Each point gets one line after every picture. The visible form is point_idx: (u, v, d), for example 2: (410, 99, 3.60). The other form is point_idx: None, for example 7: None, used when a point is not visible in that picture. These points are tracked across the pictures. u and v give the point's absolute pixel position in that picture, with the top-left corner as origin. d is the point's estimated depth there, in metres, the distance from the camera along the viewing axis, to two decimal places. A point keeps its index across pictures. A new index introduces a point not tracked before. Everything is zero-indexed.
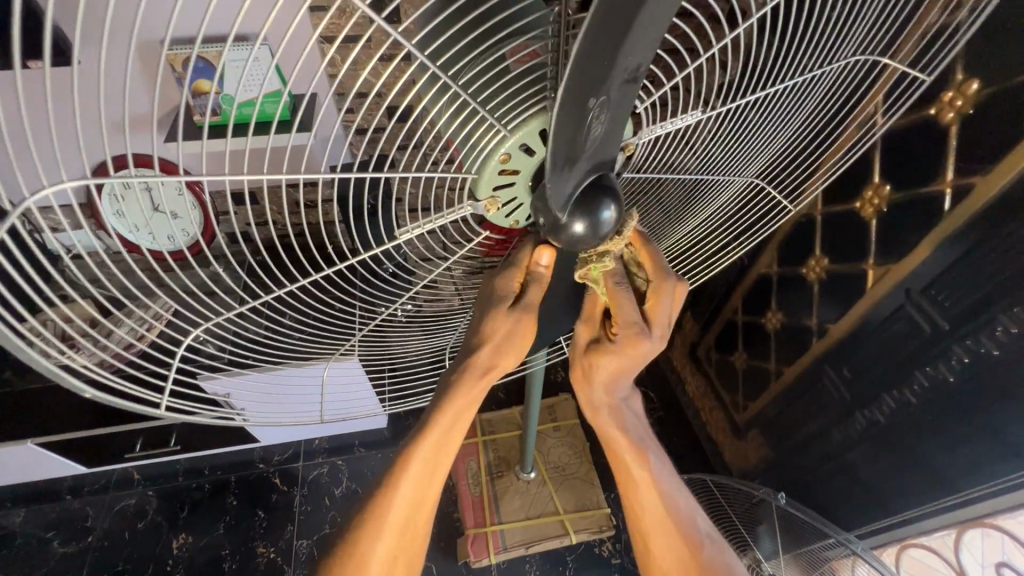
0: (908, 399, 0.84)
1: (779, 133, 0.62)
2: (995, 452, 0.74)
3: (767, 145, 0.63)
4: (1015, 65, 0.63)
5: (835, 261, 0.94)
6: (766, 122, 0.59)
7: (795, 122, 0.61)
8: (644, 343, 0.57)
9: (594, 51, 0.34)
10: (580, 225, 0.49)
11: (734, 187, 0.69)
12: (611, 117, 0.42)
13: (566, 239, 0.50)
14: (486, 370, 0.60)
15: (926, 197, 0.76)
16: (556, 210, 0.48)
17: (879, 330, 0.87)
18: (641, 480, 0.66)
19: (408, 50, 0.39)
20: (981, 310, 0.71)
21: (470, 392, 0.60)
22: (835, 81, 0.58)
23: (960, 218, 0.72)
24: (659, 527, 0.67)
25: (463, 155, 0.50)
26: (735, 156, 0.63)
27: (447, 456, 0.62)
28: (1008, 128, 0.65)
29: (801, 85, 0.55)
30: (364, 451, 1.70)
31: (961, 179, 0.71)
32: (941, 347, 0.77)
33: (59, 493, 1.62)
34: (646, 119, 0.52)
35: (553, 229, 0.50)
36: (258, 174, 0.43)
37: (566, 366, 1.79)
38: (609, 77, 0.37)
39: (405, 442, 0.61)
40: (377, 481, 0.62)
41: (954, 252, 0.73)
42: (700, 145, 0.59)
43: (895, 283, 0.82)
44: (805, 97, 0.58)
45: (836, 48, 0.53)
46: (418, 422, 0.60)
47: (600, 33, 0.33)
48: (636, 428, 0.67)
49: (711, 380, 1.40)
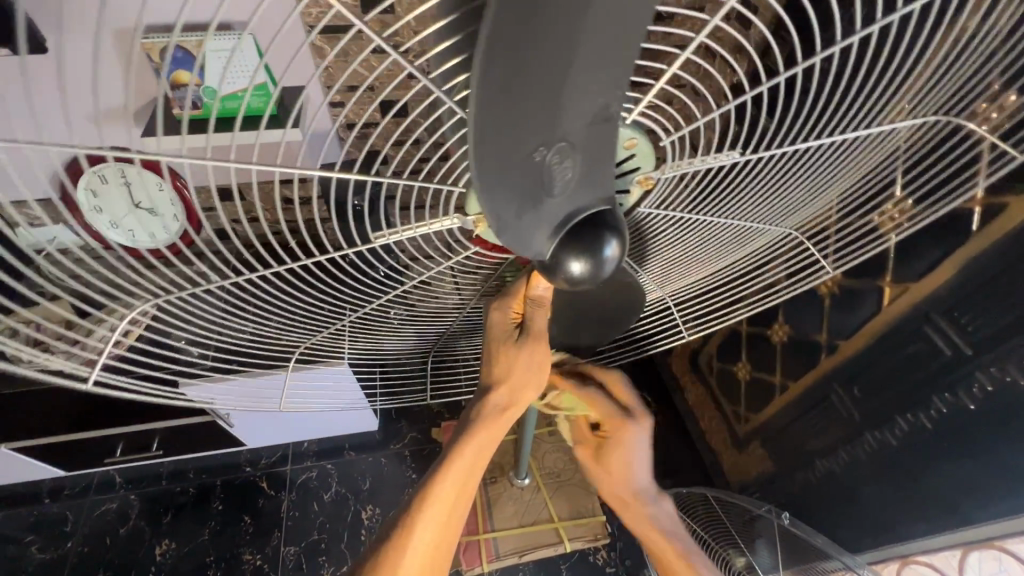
0: (922, 424, 0.81)
1: (822, 191, 0.58)
2: (1013, 484, 0.70)
3: (811, 200, 0.59)
4: None
5: (847, 275, 0.90)
6: (811, 172, 0.54)
7: (844, 177, 0.57)
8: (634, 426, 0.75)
9: (527, 74, 0.30)
10: (578, 265, 0.43)
11: (766, 237, 0.65)
12: (578, 158, 0.37)
13: (564, 280, 0.45)
14: (509, 403, 0.61)
15: (952, 215, 0.72)
16: (547, 247, 0.42)
17: (894, 349, 0.83)
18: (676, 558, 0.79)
19: (395, 61, 0.35)
20: (1007, 337, 0.67)
21: (490, 435, 0.59)
22: (897, 141, 0.53)
23: (988, 238, 0.67)
24: None
25: (459, 162, 0.48)
26: (774, 205, 0.59)
27: (466, 499, 0.60)
28: None
29: (856, 141, 0.51)
30: (354, 454, 1.65)
31: (991, 198, 0.67)
32: (963, 372, 0.73)
33: (37, 497, 1.56)
34: (673, 153, 0.49)
35: (547, 268, 0.44)
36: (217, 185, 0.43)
37: None
38: (553, 118, 0.33)
39: (423, 482, 0.58)
40: (390, 526, 0.59)
41: (982, 273, 0.69)
42: (738, 190, 0.55)
43: (914, 302, 0.78)
44: (858, 155, 0.54)
45: (900, 105, 0.48)
46: (439, 458, 0.60)
47: (513, 80, 0.29)
48: (665, 511, 0.82)
49: (711, 390, 1.37)
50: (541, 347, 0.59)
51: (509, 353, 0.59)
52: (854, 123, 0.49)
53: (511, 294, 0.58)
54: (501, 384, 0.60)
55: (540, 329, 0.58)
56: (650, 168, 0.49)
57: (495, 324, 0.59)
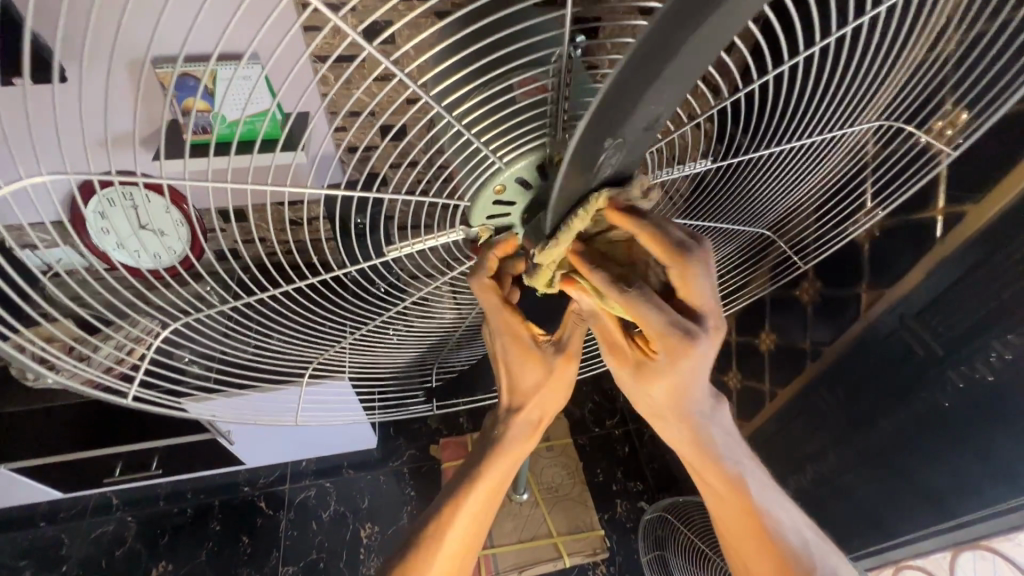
0: (903, 423, 0.84)
1: (790, 190, 0.64)
2: (989, 478, 0.74)
3: (780, 200, 0.66)
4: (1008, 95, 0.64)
5: (828, 284, 0.94)
6: (780, 175, 0.59)
7: (810, 176, 0.62)
8: (698, 347, 0.47)
9: (642, 81, 0.34)
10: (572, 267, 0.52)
11: (744, 234, 0.72)
12: (625, 159, 0.42)
13: (559, 278, 0.53)
14: (540, 417, 0.64)
15: (920, 224, 0.77)
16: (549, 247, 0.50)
17: (874, 354, 0.87)
18: (731, 505, 0.59)
19: (398, 76, 0.41)
20: (975, 337, 0.71)
21: (524, 443, 0.62)
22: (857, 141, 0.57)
23: (953, 245, 0.72)
24: (758, 555, 0.60)
25: (461, 179, 0.52)
26: (748, 207, 0.65)
27: (494, 506, 0.61)
28: (997, 160, 0.66)
29: (820, 142, 0.55)
30: (353, 472, 1.65)
31: (952, 208, 0.72)
32: (937, 371, 0.77)
33: (33, 520, 1.55)
34: (653, 163, 0.55)
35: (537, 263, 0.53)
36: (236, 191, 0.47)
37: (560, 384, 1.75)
38: (630, 123, 0.38)
39: (454, 487, 0.60)
40: (419, 527, 0.60)
41: (948, 278, 0.74)
42: (715, 192, 0.62)
43: (889, 307, 0.83)
44: (817, 157, 0.58)
45: (857, 111, 0.52)
46: (470, 466, 0.61)
47: (631, 79, 0.34)
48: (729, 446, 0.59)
49: None
50: (571, 366, 0.61)
51: (537, 373, 0.61)
52: (814, 129, 0.53)
53: (500, 287, 0.55)
54: (528, 402, 0.62)
55: (572, 345, 0.60)
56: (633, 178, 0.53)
57: (511, 340, 0.58)
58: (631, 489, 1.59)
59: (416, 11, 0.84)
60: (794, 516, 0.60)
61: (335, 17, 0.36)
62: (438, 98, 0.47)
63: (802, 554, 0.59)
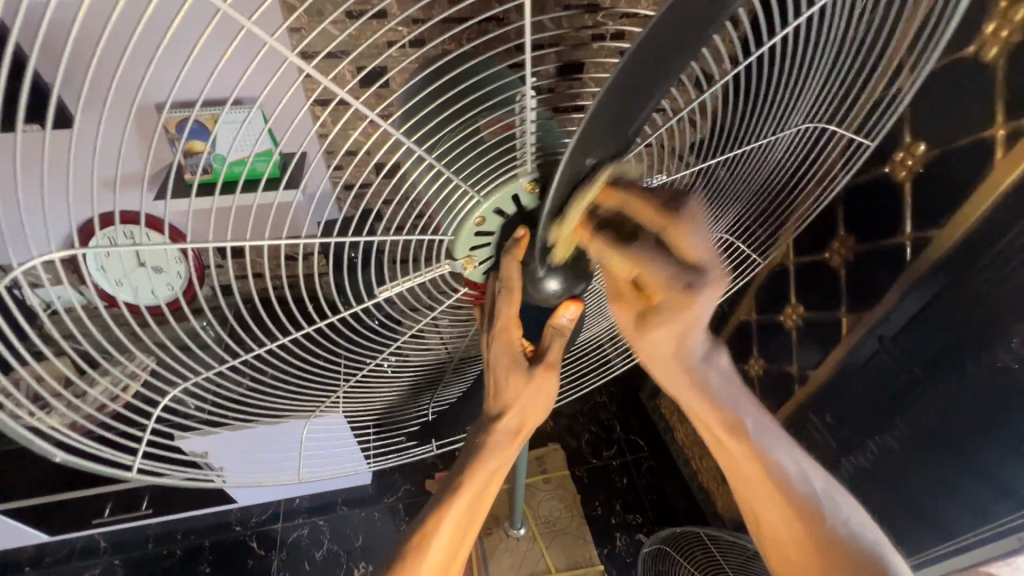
0: (890, 445, 0.86)
1: (738, 196, 0.72)
2: (974, 501, 0.75)
3: (732, 205, 0.73)
4: (958, 129, 0.69)
5: (810, 308, 0.97)
6: (730, 178, 0.68)
7: (755, 179, 0.71)
8: (699, 299, 0.48)
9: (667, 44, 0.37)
10: (554, 282, 0.56)
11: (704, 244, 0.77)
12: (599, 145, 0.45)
13: (542, 293, 0.57)
14: (519, 427, 0.63)
15: (889, 249, 0.80)
16: (540, 265, 0.54)
17: (857, 377, 0.89)
18: (737, 452, 0.61)
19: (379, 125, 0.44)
20: (949, 358, 0.74)
21: (504, 454, 0.62)
22: (788, 146, 0.67)
23: (920, 269, 0.75)
24: (766, 501, 0.62)
25: (441, 217, 0.55)
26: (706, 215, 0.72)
27: (474, 524, 0.62)
28: (953, 189, 0.70)
29: (760, 146, 0.64)
30: (347, 509, 1.63)
31: (917, 233, 0.76)
32: (919, 392, 0.79)
33: (17, 566, 1.51)
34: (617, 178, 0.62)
35: (530, 283, 0.56)
36: (230, 234, 0.50)
37: (556, 414, 1.74)
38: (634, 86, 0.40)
39: (433, 505, 0.61)
40: (401, 545, 0.61)
41: (919, 303, 0.77)
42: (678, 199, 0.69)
43: (868, 331, 0.85)
44: (758, 160, 0.66)
45: (785, 116, 0.61)
46: (448, 482, 0.61)
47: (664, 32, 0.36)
48: (729, 399, 0.61)
49: (700, 428, 1.46)
50: (550, 378, 0.62)
51: (518, 382, 0.61)
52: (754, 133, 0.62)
53: (505, 291, 0.55)
54: (510, 411, 0.62)
55: (554, 355, 0.62)
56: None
57: (501, 351, 0.60)
58: (631, 521, 1.55)
59: (405, 57, 0.88)
60: (800, 457, 0.63)
61: (329, 81, 0.41)
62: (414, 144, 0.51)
63: (809, 494, 0.60)
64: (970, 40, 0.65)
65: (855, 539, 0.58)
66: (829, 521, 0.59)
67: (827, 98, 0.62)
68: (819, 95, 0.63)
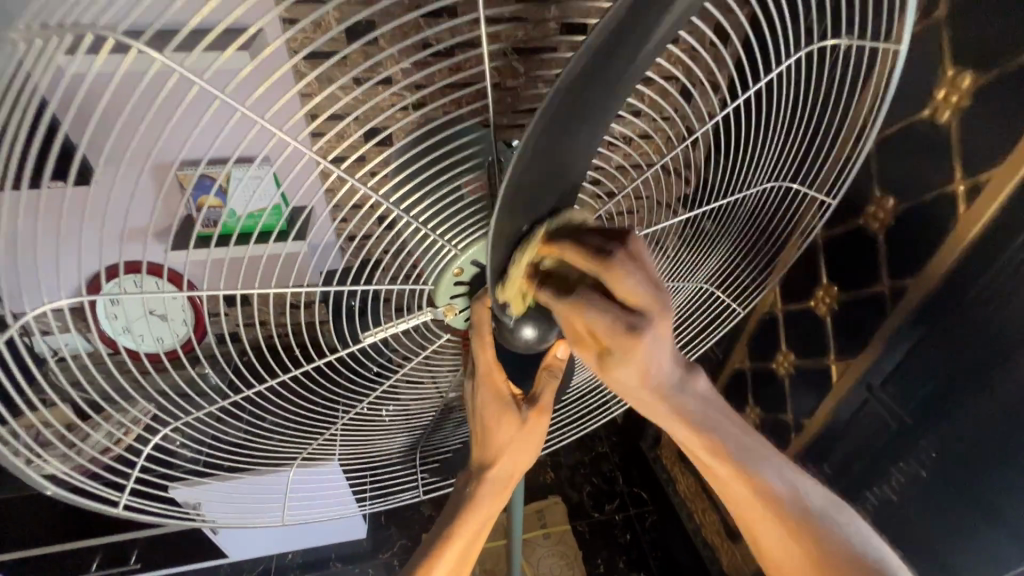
0: (887, 495, 0.84)
1: (713, 247, 0.76)
2: (977, 555, 0.73)
3: (708, 256, 0.76)
4: (923, 185, 0.73)
5: (801, 356, 0.98)
6: (703, 231, 0.72)
7: (726, 235, 0.75)
8: (645, 339, 0.45)
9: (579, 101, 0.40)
10: (529, 329, 0.55)
11: (687, 292, 0.79)
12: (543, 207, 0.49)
13: (519, 342, 0.57)
14: (512, 471, 0.64)
15: (869, 297, 0.82)
16: (508, 315, 0.54)
17: (850, 425, 0.89)
18: (727, 478, 0.54)
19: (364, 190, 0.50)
20: (937, 406, 0.75)
21: (496, 501, 0.63)
22: (754, 202, 0.71)
23: (900, 317, 0.78)
24: (764, 523, 0.55)
25: (424, 266, 0.60)
26: (685, 265, 0.75)
27: (468, 563, 0.63)
28: (922, 240, 0.73)
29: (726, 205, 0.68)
30: (340, 566, 1.57)
31: (894, 282, 0.78)
32: (912, 441, 0.79)
33: None
34: None
35: (506, 333, 0.56)
36: (237, 285, 0.54)
37: (555, 466, 1.70)
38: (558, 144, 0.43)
39: (426, 553, 0.60)
40: None
41: (902, 348, 0.78)
42: (662, 251, 0.72)
43: (856, 379, 0.86)
44: (729, 213, 0.71)
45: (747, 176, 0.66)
46: (441, 528, 0.61)
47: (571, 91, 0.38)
48: (720, 431, 0.54)
49: (702, 479, 1.43)
50: (542, 419, 0.64)
51: (512, 424, 0.62)
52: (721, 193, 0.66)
53: (477, 339, 0.59)
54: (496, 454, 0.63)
55: (545, 399, 0.63)
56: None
57: (487, 395, 0.61)
58: None
59: (407, 119, 0.95)
60: (794, 474, 0.56)
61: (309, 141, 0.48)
62: (397, 200, 0.55)
63: (817, 520, 0.54)
64: (924, 105, 0.72)
65: (856, 554, 0.54)
66: (822, 540, 0.54)
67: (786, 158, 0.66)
68: (782, 155, 0.68)
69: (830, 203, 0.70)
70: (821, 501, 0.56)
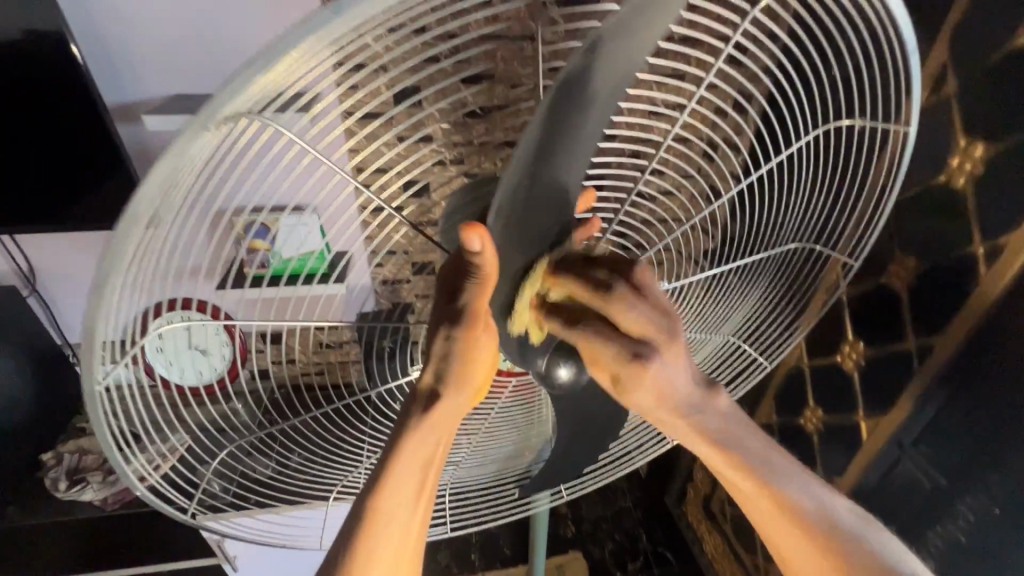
0: (925, 562, 0.81)
1: (739, 302, 0.78)
2: None
3: (735, 310, 0.79)
4: (942, 247, 0.75)
5: (829, 412, 0.98)
6: (728, 288, 0.76)
7: (751, 290, 0.77)
8: (652, 366, 0.51)
9: (552, 139, 0.44)
10: (564, 371, 0.59)
11: (712, 344, 0.81)
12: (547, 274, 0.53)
13: (555, 385, 0.60)
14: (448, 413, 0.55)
15: (896, 354, 0.83)
16: (541, 359, 0.58)
17: (882, 486, 0.87)
18: (765, 503, 0.55)
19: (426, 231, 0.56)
20: (972, 468, 0.74)
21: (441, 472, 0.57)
22: (780, 259, 0.76)
23: (929, 375, 0.78)
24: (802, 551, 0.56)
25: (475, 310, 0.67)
26: (709, 318, 0.78)
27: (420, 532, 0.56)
28: (945, 299, 0.75)
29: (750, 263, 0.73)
30: None
31: (921, 340, 0.79)
32: (948, 504, 0.77)
33: None
34: None
35: (544, 378, 0.60)
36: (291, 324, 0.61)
37: (576, 518, 1.66)
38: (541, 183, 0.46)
39: (359, 509, 0.53)
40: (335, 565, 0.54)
41: (935, 407, 0.78)
42: (690, 304, 0.76)
43: (887, 436, 0.85)
44: (756, 271, 0.75)
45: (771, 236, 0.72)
46: (370, 483, 0.54)
47: (544, 129, 0.43)
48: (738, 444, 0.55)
49: (730, 539, 1.38)
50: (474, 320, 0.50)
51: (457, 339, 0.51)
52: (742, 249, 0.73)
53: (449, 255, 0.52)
54: (410, 439, 0.53)
55: (475, 296, 0.48)
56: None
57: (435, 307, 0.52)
58: None
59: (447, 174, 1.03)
60: (832, 501, 0.57)
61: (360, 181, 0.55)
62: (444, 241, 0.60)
63: (845, 538, 0.55)
64: (940, 172, 0.75)
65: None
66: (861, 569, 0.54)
67: (807, 220, 0.72)
68: (805, 218, 0.74)
69: (853, 262, 0.75)
70: (848, 516, 0.56)
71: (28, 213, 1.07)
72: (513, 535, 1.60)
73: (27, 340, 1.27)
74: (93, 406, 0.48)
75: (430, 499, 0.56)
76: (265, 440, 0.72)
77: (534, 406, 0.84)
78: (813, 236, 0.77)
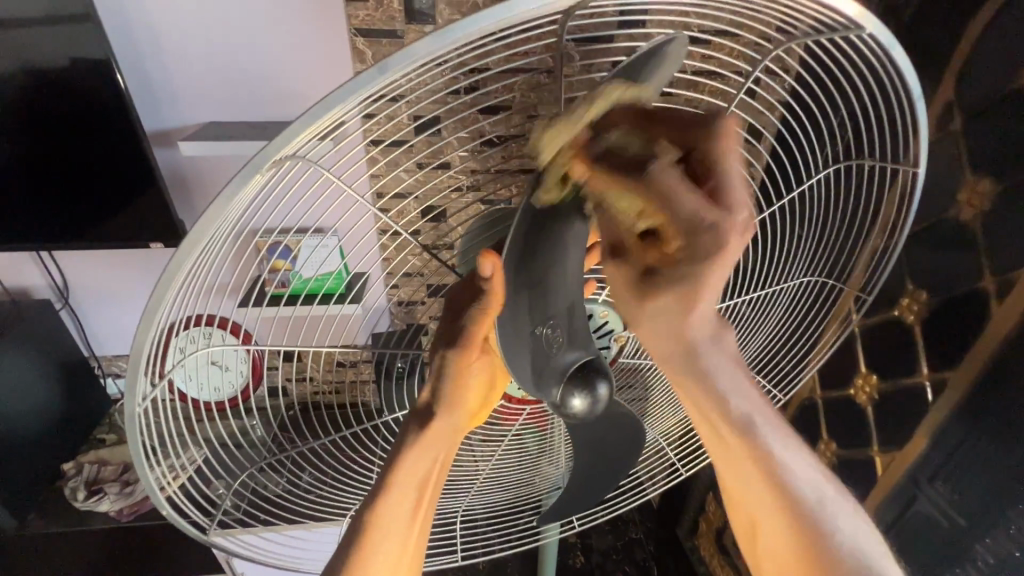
0: None
1: (752, 335, 0.78)
2: None
3: (748, 343, 0.79)
4: (953, 281, 0.75)
5: (843, 446, 0.96)
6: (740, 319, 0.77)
7: (765, 323, 0.78)
8: (722, 234, 0.42)
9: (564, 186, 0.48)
10: (576, 400, 0.57)
11: None
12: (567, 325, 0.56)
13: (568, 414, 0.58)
14: (448, 429, 0.57)
15: (910, 388, 0.82)
16: (553, 388, 0.57)
17: (898, 524, 0.85)
18: (746, 465, 0.53)
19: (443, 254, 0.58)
20: (989, 508, 0.71)
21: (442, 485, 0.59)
22: (792, 293, 0.77)
23: (943, 410, 0.77)
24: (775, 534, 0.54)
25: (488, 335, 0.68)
26: None
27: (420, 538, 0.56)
28: (957, 332, 0.74)
29: (762, 296, 0.75)
30: None
31: (935, 374, 0.78)
32: (965, 545, 0.75)
33: None
34: None
35: (558, 408, 0.58)
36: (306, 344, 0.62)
37: (586, 549, 1.63)
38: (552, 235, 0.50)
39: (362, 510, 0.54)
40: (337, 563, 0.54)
41: (950, 443, 0.76)
42: None
43: (902, 471, 0.83)
44: (769, 306, 0.76)
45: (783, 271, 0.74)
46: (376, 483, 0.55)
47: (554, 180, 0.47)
48: (739, 400, 0.52)
49: None
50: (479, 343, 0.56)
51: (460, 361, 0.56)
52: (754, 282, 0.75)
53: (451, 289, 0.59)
54: (412, 448, 0.55)
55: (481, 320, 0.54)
56: (621, 329, 0.70)
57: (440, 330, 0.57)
58: None
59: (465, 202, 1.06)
60: (814, 478, 0.54)
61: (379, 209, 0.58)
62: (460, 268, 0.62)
63: (819, 516, 0.52)
64: (949, 207, 0.76)
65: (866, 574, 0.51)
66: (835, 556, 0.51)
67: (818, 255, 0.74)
68: (817, 253, 0.75)
69: (867, 295, 0.74)
70: (825, 495, 0.53)
71: (69, 230, 1.13)
72: (522, 563, 1.57)
73: (58, 350, 1.32)
74: (132, 421, 0.52)
75: (427, 519, 0.57)
76: (277, 456, 0.73)
77: (547, 435, 0.83)
78: (825, 271, 0.77)
